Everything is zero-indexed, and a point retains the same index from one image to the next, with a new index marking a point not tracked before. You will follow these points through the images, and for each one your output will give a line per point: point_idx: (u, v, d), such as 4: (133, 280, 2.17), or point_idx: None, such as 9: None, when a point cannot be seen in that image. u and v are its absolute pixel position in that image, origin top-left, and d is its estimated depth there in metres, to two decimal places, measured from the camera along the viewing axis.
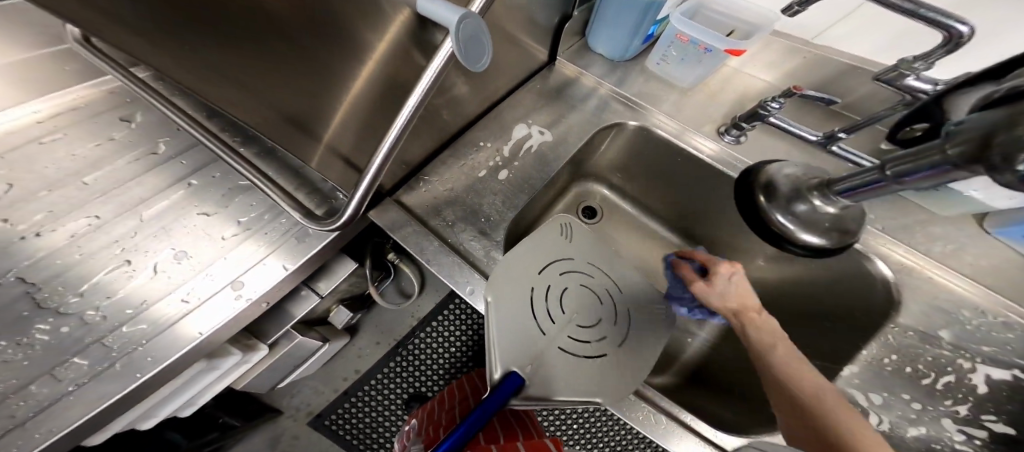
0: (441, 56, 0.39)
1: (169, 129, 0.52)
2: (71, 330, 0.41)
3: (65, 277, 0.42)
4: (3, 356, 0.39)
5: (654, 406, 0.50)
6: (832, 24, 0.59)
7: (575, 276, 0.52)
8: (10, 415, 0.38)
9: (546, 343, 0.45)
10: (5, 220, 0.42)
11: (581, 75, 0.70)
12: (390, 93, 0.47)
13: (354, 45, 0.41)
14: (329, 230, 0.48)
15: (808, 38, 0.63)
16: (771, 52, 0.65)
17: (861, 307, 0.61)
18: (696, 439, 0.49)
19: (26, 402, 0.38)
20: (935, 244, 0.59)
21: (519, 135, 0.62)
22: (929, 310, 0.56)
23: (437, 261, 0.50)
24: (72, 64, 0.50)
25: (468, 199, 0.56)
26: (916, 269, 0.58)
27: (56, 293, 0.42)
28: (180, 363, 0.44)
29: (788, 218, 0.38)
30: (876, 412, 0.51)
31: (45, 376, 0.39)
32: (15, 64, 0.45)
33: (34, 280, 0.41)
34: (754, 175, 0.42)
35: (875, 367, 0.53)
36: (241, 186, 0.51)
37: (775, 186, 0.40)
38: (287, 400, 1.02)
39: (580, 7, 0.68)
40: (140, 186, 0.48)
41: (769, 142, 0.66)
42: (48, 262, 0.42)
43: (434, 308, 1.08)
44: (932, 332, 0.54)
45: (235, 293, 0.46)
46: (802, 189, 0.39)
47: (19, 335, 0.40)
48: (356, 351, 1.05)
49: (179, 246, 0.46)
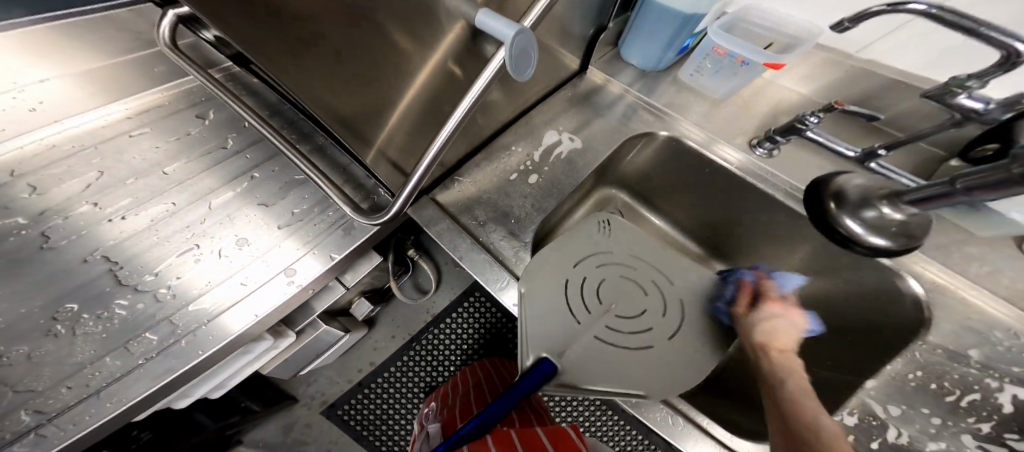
0: (491, 69, 0.42)
1: (236, 127, 0.57)
2: (145, 306, 0.46)
3: (140, 259, 0.47)
4: (85, 328, 0.43)
5: (673, 408, 0.52)
6: (881, 38, 0.59)
7: (613, 267, 0.56)
8: (86, 384, 0.42)
9: (582, 330, 0.50)
10: (97, 204, 0.47)
11: (611, 84, 0.73)
12: (439, 98, 0.50)
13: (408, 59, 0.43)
14: (376, 224, 0.50)
15: (852, 51, 0.63)
16: (809, 65, 0.66)
17: (889, 325, 0.62)
18: (711, 443, 0.51)
19: (101, 373, 0.43)
20: (971, 265, 0.59)
21: (549, 141, 0.65)
22: (960, 330, 0.56)
23: (469, 258, 0.53)
24: (159, 66, 0.57)
25: (499, 201, 0.58)
26: (946, 289, 0.58)
27: (135, 272, 0.46)
28: (234, 344, 0.48)
29: (856, 222, 0.42)
30: (895, 425, 0.52)
31: (120, 349, 0.44)
32: (102, 69, 0.52)
33: (116, 259, 0.46)
34: (823, 184, 0.46)
35: (898, 382, 0.55)
36: (296, 181, 0.55)
37: (844, 194, 0.44)
38: (303, 389, 1.06)
39: (614, 19, 0.70)
40: (206, 178, 0.52)
41: (794, 156, 0.67)
42: (127, 244, 0.47)
43: (449, 305, 1.10)
44: (962, 351, 0.54)
45: (288, 279, 0.49)
46: (871, 197, 0.42)
47: (99, 309, 0.44)
48: (372, 344, 1.08)
49: (241, 234, 0.50)
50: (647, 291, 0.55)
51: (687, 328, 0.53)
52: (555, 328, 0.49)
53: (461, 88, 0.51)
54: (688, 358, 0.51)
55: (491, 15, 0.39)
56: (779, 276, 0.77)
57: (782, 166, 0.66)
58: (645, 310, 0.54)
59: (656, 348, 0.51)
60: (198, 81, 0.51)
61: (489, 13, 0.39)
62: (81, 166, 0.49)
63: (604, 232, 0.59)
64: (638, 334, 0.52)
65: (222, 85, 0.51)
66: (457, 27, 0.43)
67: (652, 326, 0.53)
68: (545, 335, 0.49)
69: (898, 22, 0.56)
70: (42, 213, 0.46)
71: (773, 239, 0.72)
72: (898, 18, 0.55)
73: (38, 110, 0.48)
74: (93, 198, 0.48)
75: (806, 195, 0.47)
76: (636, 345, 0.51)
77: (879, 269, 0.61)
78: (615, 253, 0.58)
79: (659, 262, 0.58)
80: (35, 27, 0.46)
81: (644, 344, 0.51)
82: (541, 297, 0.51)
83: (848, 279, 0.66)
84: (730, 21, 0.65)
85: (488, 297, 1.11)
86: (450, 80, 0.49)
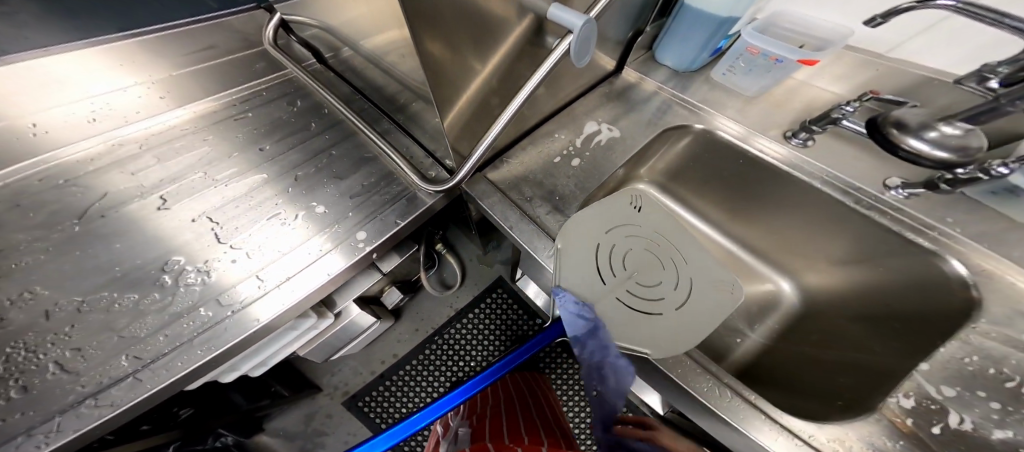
0: (554, 58, 0.49)
1: (317, 114, 0.65)
2: (240, 263, 0.50)
3: (235, 220, 0.53)
4: (187, 279, 0.48)
5: (719, 380, 0.52)
6: (910, 39, 0.61)
7: (638, 239, 0.58)
8: (181, 333, 0.45)
9: (606, 290, 0.53)
10: (210, 172, 0.57)
11: (645, 82, 0.78)
12: (500, 88, 0.56)
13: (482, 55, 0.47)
14: (441, 191, 0.56)
15: (881, 51, 0.65)
16: (843, 65, 0.67)
17: (940, 311, 0.60)
18: (764, 419, 0.50)
19: (194, 323, 0.46)
20: (1016, 248, 0.58)
21: (589, 131, 0.70)
22: (1014, 314, 0.54)
23: (519, 228, 0.58)
24: (260, 63, 0.70)
25: (544, 180, 0.63)
26: (998, 272, 0.57)
27: (230, 232, 0.52)
28: (307, 301, 0.50)
29: (921, 141, 0.49)
30: (956, 410, 0.49)
31: (213, 301, 0.47)
32: (206, 68, 0.66)
33: (217, 220, 0.53)
34: (880, 120, 0.52)
35: (955, 365, 0.52)
36: (366, 158, 0.61)
37: (905, 122, 0.50)
38: (327, 378, 1.01)
39: (652, 23, 0.73)
40: (294, 153, 0.60)
41: (827, 145, 0.70)
42: (233, 206, 0.54)
43: (471, 300, 1.07)
44: (1017, 335, 0.53)
45: (359, 242, 0.52)
46: (928, 121, 0.49)
47: (200, 263, 0.50)
48: (395, 337, 1.04)
49: (318, 202, 0.56)
50: (666, 265, 0.56)
51: (700, 301, 0.54)
52: (583, 286, 0.53)
53: (520, 79, 0.57)
54: (703, 328, 0.51)
55: (562, 8, 0.45)
56: (818, 267, 0.78)
57: (819, 154, 0.68)
58: (660, 282, 0.55)
59: (668, 317, 0.52)
60: (294, 74, 0.62)
61: (560, 7, 0.45)
62: (194, 139, 0.61)
63: (633, 209, 0.61)
64: (655, 302, 0.53)
65: (312, 77, 0.61)
66: (526, 20, 0.47)
67: (669, 296, 0.54)
68: (579, 290, 0.53)
69: (932, 20, 0.57)
70: (161, 181, 0.56)
71: (809, 225, 0.73)
72: (935, 13, 0.56)
73: (164, 99, 0.64)
74: (204, 169, 0.58)
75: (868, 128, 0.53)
76: (649, 312, 0.52)
77: (920, 252, 0.62)
78: (641, 229, 0.59)
79: (681, 238, 0.59)
80: (118, 43, 0.58)
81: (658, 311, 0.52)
82: (573, 255, 0.55)
83: (887, 265, 0.67)
84: (763, 25, 0.69)
85: (511, 294, 1.08)
86: (513, 72, 0.55)
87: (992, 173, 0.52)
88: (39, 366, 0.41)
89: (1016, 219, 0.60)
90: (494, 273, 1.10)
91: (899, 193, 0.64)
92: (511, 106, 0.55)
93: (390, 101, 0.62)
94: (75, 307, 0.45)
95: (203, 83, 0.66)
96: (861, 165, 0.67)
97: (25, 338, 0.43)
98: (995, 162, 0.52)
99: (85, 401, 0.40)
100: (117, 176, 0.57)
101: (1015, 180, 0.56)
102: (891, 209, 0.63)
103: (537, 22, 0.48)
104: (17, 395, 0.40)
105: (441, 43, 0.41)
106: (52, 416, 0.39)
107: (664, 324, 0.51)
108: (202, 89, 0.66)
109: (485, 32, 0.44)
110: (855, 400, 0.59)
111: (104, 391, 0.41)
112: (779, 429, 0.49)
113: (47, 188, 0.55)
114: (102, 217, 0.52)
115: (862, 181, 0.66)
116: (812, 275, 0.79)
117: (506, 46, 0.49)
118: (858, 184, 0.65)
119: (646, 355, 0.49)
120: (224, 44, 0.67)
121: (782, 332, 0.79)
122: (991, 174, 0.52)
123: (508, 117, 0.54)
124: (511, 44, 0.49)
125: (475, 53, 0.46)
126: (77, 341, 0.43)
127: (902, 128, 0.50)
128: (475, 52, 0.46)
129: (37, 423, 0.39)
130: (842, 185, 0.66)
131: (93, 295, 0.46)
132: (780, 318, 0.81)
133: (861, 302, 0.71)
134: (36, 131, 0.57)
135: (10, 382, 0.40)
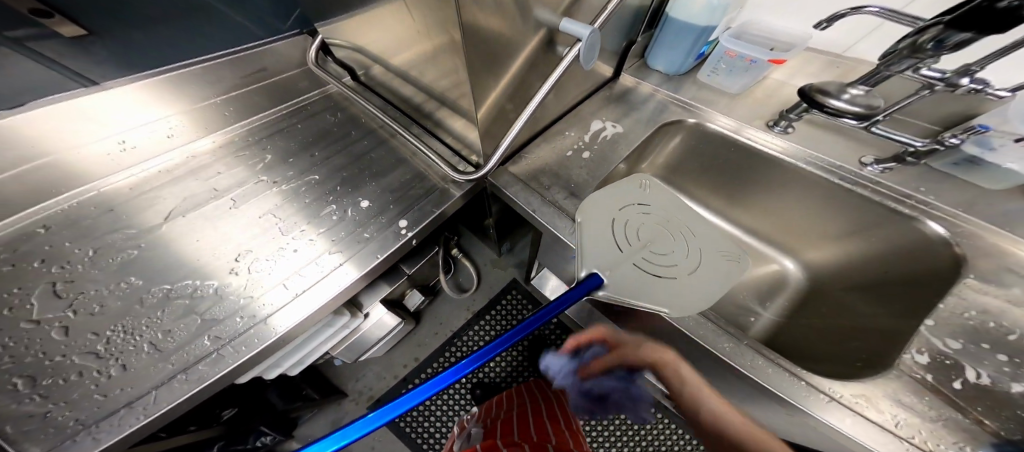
0: (565, 63, 0.56)
1: (354, 124, 0.72)
2: (301, 251, 0.56)
3: (293, 216, 0.60)
4: (256, 267, 0.55)
5: (739, 340, 0.53)
6: (860, 40, 0.72)
7: (649, 215, 0.63)
8: (254, 315, 0.51)
9: (622, 258, 0.58)
10: (268, 178, 0.64)
11: (640, 85, 0.87)
12: (518, 91, 0.63)
13: (502, 65, 0.54)
14: (470, 180, 0.62)
15: (838, 52, 0.76)
16: (814, 65, 0.77)
17: (930, 271, 0.65)
18: (788, 374, 0.51)
19: (264, 306, 0.52)
20: (987, 213, 0.64)
21: (596, 128, 0.78)
22: (997, 269, 0.59)
23: (541, 211, 0.64)
24: (304, 82, 0.78)
25: (559, 171, 0.70)
26: (972, 233, 0.63)
27: (292, 226, 0.59)
28: (356, 286, 0.55)
29: (840, 101, 0.59)
30: (972, 367, 0.51)
31: (280, 285, 0.53)
32: (258, 89, 0.74)
33: (278, 216, 0.60)
34: (808, 90, 0.62)
35: (957, 319, 0.55)
36: (400, 159, 0.67)
37: (826, 89, 0.60)
38: (352, 383, 1.00)
39: (643, 34, 0.83)
40: (338, 158, 0.67)
41: (806, 132, 0.77)
42: (291, 204, 0.61)
43: (487, 303, 1.09)
44: (1004, 288, 0.57)
45: (401, 230, 0.58)
46: (841, 87, 0.60)
47: (267, 254, 0.56)
48: (416, 341, 1.05)
49: (365, 197, 0.62)
50: (677, 237, 0.62)
51: (709, 267, 0.59)
52: (603, 254, 0.58)
53: (535, 82, 0.64)
54: (714, 289, 0.56)
55: (571, 21, 0.53)
56: (816, 244, 0.83)
57: (800, 136, 0.77)
58: (673, 251, 0.60)
59: (682, 281, 0.57)
60: (333, 89, 0.69)
61: (569, 21, 0.53)
62: (256, 149, 0.69)
63: (641, 189, 0.66)
64: (669, 268, 0.58)
65: (351, 90, 0.69)
66: (540, 35, 0.55)
67: (681, 263, 0.59)
68: (598, 257, 0.57)
69: (872, 26, 0.69)
70: (229, 186, 0.63)
71: (802, 203, 0.79)
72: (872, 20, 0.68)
73: (230, 113, 0.71)
74: (265, 175, 0.65)
75: (800, 94, 0.63)
76: (665, 276, 0.57)
77: (899, 218, 0.68)
78: (651, 206, 0.64)
79: (688, 214, 0.64)
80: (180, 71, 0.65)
81: (673, 276, 0.57)
82: (591, 228, 0.60)
83: (874, 235, 0.73)
84: (737, 32, 0.79)
85: (524, 294, 1.11)
86: (531, 77, 0.62)
87: (946, 143, 0.62)
88: (135, 346, 0.47)
89: (982, 187, 0.66)
90: (509, 276, 1.13)
91: (875, 169, 0.71)
92: (525, 111, 0.61)
93: (420, 107, 0.70)
94: (163, 294, 0.52)
95: (250, 97, 0.73)
96: (840, 144, 0.75)
97: (122, 322, 0.49)
98: (947, 134, 0.62)
99: (175, 377, 0.46)
100: (193, 183, 0.63)
101: (970, 151, 0.63)
102: (869, 183, 0.70)
103: (549, 34, 0.56)
104: (117, 373, 0.46)
105: (471, 54, 0.48)
106: (147, 391, 0.45)
107: (675, 286, 0.56)
108: (250, 103, 0.73)
109: (508, 45, 0.52)
110: (876, 356, 0.60)
111: (193, 367, 0.47)
112: (805, 384, 0.50)
113: (135, 197, 0.61)
114: (180, 218, 0.59)
115: (841, 159, 0.73)
116: (811, 252, 0.84)
117: (521, 61, 0.56)
118: (840, 164, 0.72)
119: (662, 314, 0.52)
120: (272, 67, 0.75)
121: (793, 310, 0.81)
122: (946, 144, 0.62)
123: (525, 118, 0.59)
124: (524, 58, 0.56)
125: (499, 62, 0.53)
126: (167, 324, 0.49)
127: (824, 93, 0.60)
128: (496, 65, 0.53)
129: (135, 397, 0.44)
130: (825, 166, 0.73)
131: (178, 284, 0.53)
132: (789, 295, 0.84)
133: (857, 274, 0.76)
134: (124, 148, 0.63)
135: (110, 362, 0.46)
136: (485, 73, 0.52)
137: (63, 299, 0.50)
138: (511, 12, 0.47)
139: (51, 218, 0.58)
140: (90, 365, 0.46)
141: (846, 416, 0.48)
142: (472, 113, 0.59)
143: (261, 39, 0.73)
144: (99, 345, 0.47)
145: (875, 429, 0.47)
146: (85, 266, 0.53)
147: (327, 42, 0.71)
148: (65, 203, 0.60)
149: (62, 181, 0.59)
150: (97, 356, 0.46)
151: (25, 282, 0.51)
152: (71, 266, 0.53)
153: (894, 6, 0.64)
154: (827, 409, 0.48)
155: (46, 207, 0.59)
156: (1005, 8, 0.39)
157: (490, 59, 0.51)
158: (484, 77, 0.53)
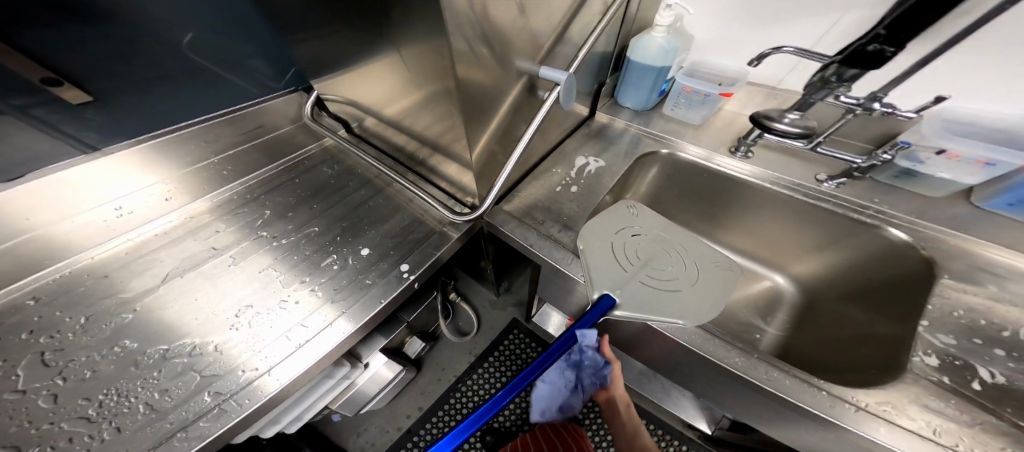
0: (546, 107, 0.60)
1: (350, 175, 0.74)
2: (302, 302, 0.55)
3: (291, 269, 0.59)
4: (256, 321, 0.54)
5: (757, 358, 0.53)
6: (787, 73, 0.80)
7: (641, 236, 0.65)
8: (256, 367, 0.49)
9: (629, 276, 0.58)
10: (266, 233, 0.64)
11: (614, 121, 0.93)
12: (508, 133, 0.66)
13: (494, 109, 0.56)
14: (467, 221, 0.62)
15: (773, 83, 0.84)
16: (757, 97, 0.86)
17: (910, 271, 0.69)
18: (812, 388, 0.50)
19: (263, 359, 0.50)
20: (948, 217, 0.69)
21: (580, 163, 0.82)
22: (972, 268, 0.64)
23: (539, 245, 0.64)
24: (298, 136, 0.80)
25: (551, 205, 0.72)
26: (936, 237, 0.68)
27: (291, 278, 0.58)
28: (364, 332, 0.54)
29: (782, 125, 0.66)
30: (984, 366, 0.53)
31: (283, 335, 0.52)
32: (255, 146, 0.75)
33: (280, 269, 0.59)
34: (759, 118, 0.68)
35: (949, 318, 0.57)
36: (399, 206, 0.68)
37: (770, 116, 0.68)
38: (353, 438, 0.90)
39: (609, 76, 0.91)
40: (337, 208, 0.68)
41: (766, 156, 0.84)
42: (291, 256, 0.61)
43: (488, 346, 1.04)
44: (979, 282, 0.62)
45: (404, 272, 0.58)
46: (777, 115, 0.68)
47: (267, 305, 0.55)
48: (419, 389, 0.97)
49: (366, 245, 0.62)
50: (672, 252, 0.63)
51: (707, 277, 0.60)
52: (611, 274, 0.58)
53: (522, 123, 0.67)
54: (717, 297, 0.58)
55: (550, 68, 0.57)
56: (801, 259, 0.86)
57: (767, 156, 0.83)
58: (671, 265, 0.61)
59: (687, 292, 0.58)
60: (327, 141, 0.71)
61: (548, 68, 0.57)
62: (254, 206, 0.69)
63: (631, 213, 0.68)
64: (673, 281, 0.59)
65: (346, 141, 0.70)
66: (523, 81, 0.58)
67: (682, 275, 0.60)
68: (606, 276, 0.58)
69: (793, 62, 0.78)
70: (229, 243, 0.63)
71: (778, 220, 0.84)
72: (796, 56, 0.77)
73: (228, 172, 0.72)
74: (264, 230, 0.65)
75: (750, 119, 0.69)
76: (671, 289, 0.57)
77: (866, 228, 0.73)
78: (643, 227, 0.66)
79: (677, 232, 0.66)
80: (182, 129, 0.66)
81: (679, 287, 0.58)
82: (594, 253, 0.60)
83: (851, 244, 0.77)
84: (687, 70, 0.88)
85: (526, 333, 1.07)
86: (518, 122, 0.66)
87: (880, 159, 0.70)
88: (130, 408, 0.46)
89: (927, 196, 0.73)
90: (508, 315, 1.10)
91: (830, 184, 0.77)
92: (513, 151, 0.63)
93: (412, 154, 0.72)
94: (161, 354, 0.50)
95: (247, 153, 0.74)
96: (804, 160, 0.82)
97: (116, 384, 0.48)
98: (880, 151, 0.70)
99: (175, 435, 0.44)
100: (193, 243, 0.63)
101: (902, 165, 0.71)
102: (830, 198, 0.76)
103: (530, 81, 0.60)
104: (110, 436, 0.44)
105: (461, 104, 0.50)
106: None
107: (682, 297, 0.57)
108: (243, 156, 0.73)
109: (498, 93, 0.55)
110: (891, 358, 0.60)
111: (192, 425, 0.45)
112: (826, 395, 0.49)
113: (132, 261, 0.60)
114: (178, 279, 0.58)
115: (802, 179, 0.78)
116: (797, 266, 0.87)
117: (507, 105, 0.59)
118: (803, 183, 0.78)
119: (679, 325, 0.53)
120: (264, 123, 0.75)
121: (794, 323, 0.83)
122: (881, 160, 0.70)
123: (515, 159, 0.60)
124: (510, 104, 0.59)
125: (491, 109, 0.56)
126: (164, 383, 0.48)
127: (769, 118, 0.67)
128: (487, 111, 0.56)
129: None
130: (789, 186, 0.78)
131: (176, 343, 0.51)
132: (787, 310, 0.86)
133: (844, 284, 0.79)
134: (121, 213, 0.63)
135: (102, 425, 0.44)
136: (481, 119, 0.55)
137: (52, 367, 0.49)
138: (497, 63, 0.50)
139: (44, 289, 0.56)
140: (79, 431, 0.44)
141: (880, 425, 0.47)
142: (465, 156, 0.60)
143: (256, 98, 0.75)
144: (92, 409, 0.46)
145: (914, 437, 0.46)
146: (76, 334, 0.52)
147: (321, 97, 0.74)
148: (59, 272, 0.58)
149: (58, 250, 0.58)
150: (89, 420, 0.45)
151: (8, 356, 0.49)
152: (61, 335, 0.52)
153: (806, 44, 0.74)
154: (860, 420, 0.48)
155: (40, 276, 0.57)
156: (873, 50, 0.49)
157: (482, 106, 0.54)
158: (480, 122, 0.55)
